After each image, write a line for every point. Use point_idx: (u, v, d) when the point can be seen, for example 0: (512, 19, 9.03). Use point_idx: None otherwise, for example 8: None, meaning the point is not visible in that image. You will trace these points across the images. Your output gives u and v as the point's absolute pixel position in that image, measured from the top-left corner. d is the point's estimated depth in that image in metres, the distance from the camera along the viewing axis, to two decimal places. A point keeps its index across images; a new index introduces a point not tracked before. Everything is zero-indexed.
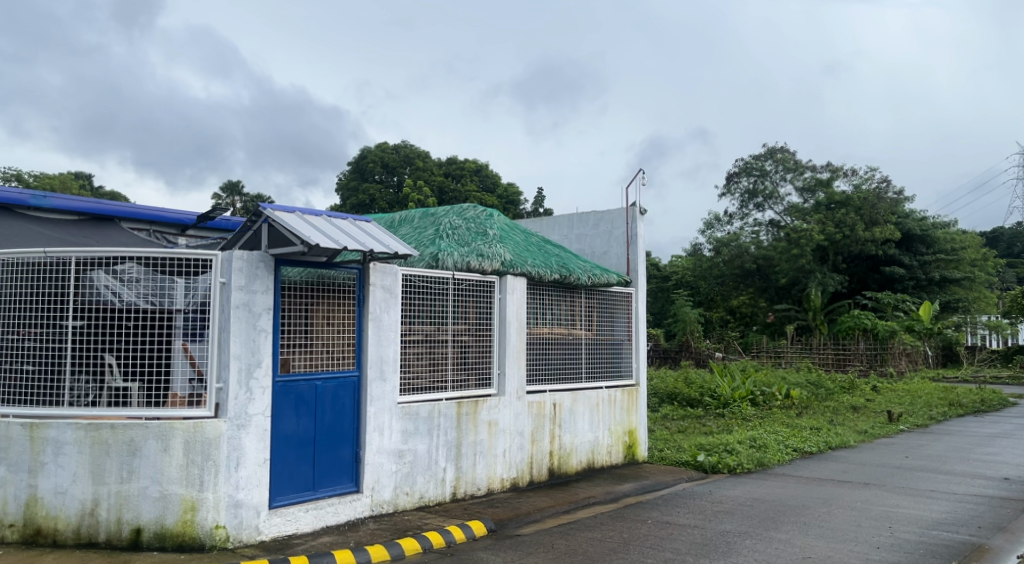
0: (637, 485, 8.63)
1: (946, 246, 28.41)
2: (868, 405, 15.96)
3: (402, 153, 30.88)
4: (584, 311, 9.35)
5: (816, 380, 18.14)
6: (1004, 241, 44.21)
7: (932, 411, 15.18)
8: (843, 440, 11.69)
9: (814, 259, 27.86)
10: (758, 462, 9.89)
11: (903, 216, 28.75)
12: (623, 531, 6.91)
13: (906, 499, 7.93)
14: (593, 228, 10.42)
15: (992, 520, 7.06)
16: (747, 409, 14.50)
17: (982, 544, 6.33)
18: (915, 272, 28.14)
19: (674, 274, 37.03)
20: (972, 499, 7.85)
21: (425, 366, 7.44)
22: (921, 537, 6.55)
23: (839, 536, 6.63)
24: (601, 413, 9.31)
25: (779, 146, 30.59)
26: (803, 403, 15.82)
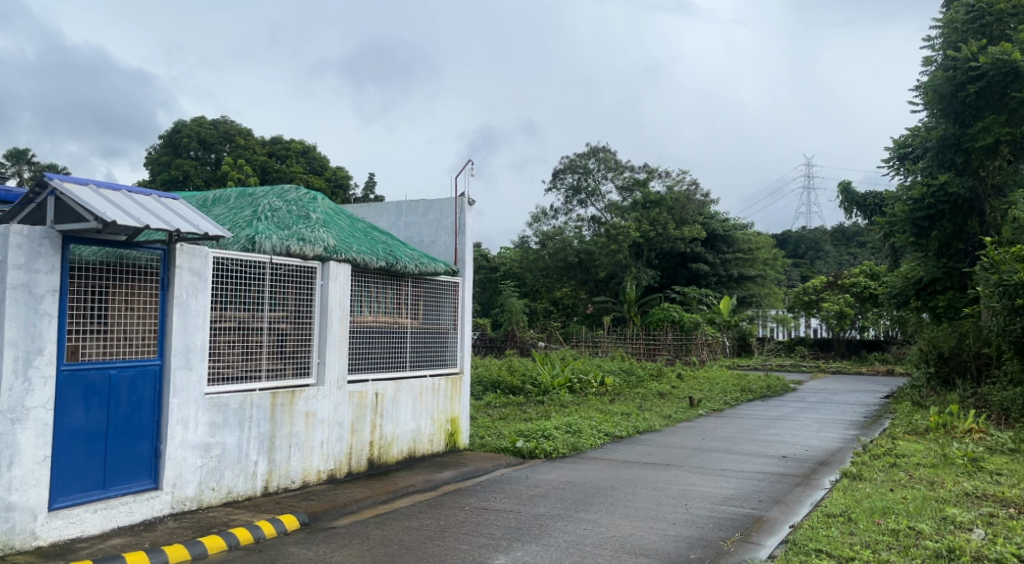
0: (456, 472, 8.72)
1: (744, 246, 31.00)
2: (673, 391, 17.13)
3: (221, 129, 29.05)
4: (409, 300, 9.28)
5: (628, 368, 19.21)
6: (790, 243, 48.93)
7: (727, 396, 16.59)
8: (650, 424, 12.45)
9: (630, 254, 29.43)
10: (572, 447, 10.31)
11: (709, 218, 31.08)
12: (440, 518, 6.94)
13: (701, 478, 8.58)
14: (421, 216, 10.36)
15: (771, 493, 7.80)
16: (565, 396, 15.09)
17: (761, 516, 6.99)
18: (717, 270, 30.49)
19: (501, 265, 37.80)
20: (756, 476, 8.66)
21: (237, 355, 7.06)
22: (712, 512, 7.12)
23: (641, 514, 7.06)
24: (423, 402, 9.30)
25: (602, 147, 31.99)
26: (616, 390, 16.71)
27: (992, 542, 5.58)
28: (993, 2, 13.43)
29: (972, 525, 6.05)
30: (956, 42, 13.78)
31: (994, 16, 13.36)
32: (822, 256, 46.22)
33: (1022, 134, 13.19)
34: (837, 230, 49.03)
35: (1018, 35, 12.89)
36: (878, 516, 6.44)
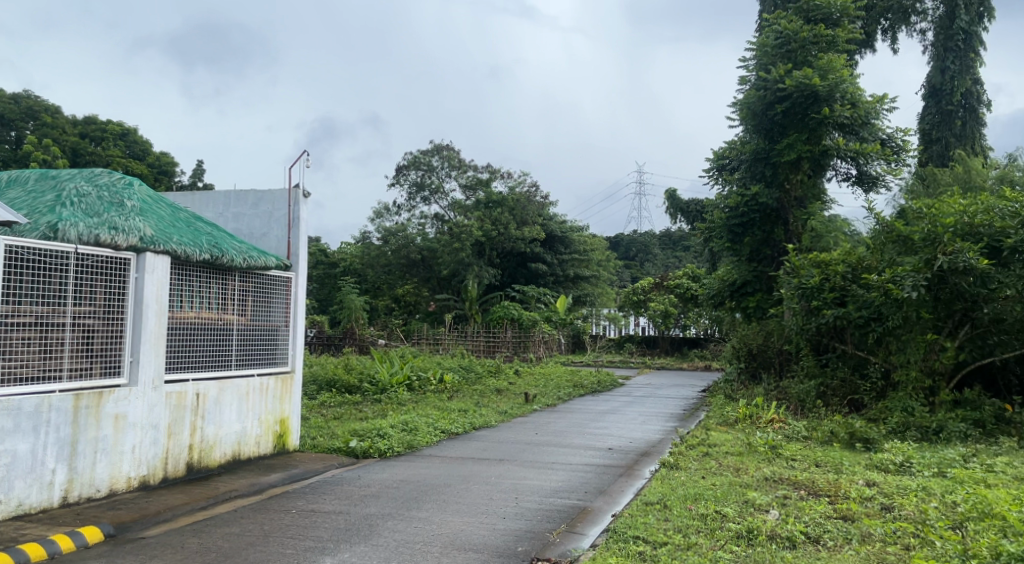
0: (284, 474, 8.39)
1: (580, 247, 32.16)
2: (509, 388, 17.45)
3: (23, 105, 26.30)
4: (237, 295, 8.82)
5: (467, 365, 19.35)
6: (623, 245, 51.27)
7: (560, 392, 17.13)
8: (485, 421, 12.60)
9: (472, 253, 29.65)
10: (407, 444, 10.23)
11: (548, 218, 31.96)
12: (264, 523, 6.66)
13: (532, 472, 8.80)
14: (252, 207, 9.88)
15: (596, 484, 8.13)
16: (402, 394, 14.96)
17: (586, 507, 7.26)
18: (555, 269, 31.45)
19: (340, 261, 36.91)
20: (584, 468, 9.00)
21: (33, 354, 6.42)
22: (540, 504, 7.32)
23: (472, 510, 7.13)
24: (250, 402, 8.88)
25: (445, 145, 32.00)
26: (454, 387, 16.79)
27: (784, 522, 6.12)
28: (798, 30, 14.73)
29: (769, 506, 6.61)
30: (767, 64, 15.00)
31: (798, 43, 14.68)
32: (651, 259, 48.85)
33: (820, 153, 14.57)
34: (665, 234, 51.97)
35: (819, 61, 14.21)
36: (690, 502, 6.87)
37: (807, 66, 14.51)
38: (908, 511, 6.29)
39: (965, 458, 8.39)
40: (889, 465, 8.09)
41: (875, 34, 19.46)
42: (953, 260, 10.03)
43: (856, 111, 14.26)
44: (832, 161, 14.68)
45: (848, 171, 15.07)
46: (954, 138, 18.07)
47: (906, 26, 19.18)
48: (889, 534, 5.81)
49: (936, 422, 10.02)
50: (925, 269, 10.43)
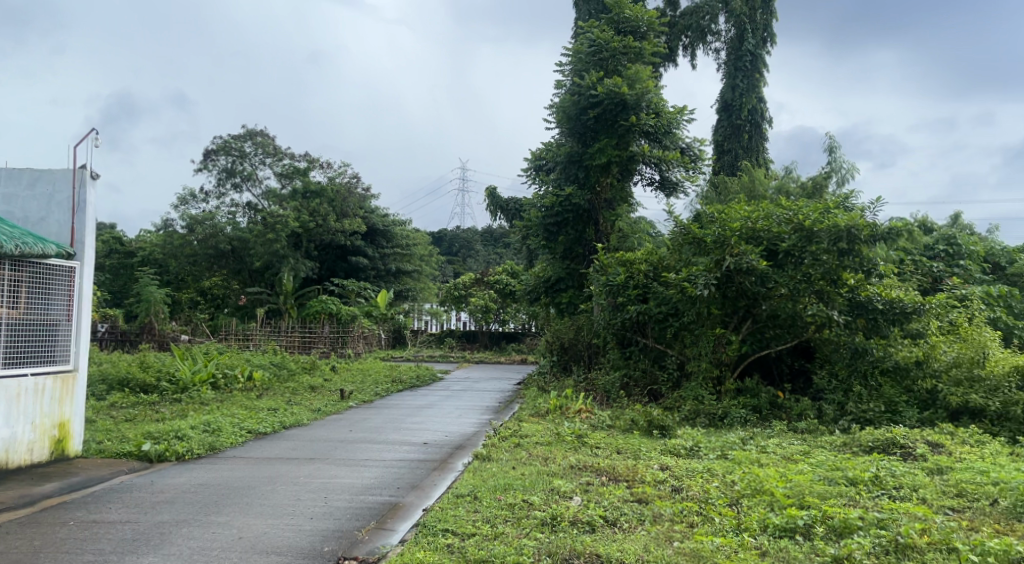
0: (62, 483, 7.64)
1: (402, 241, 31.91)
2: (324, 384, 17.00)
3: None
4: (6, 285, 7.90)
5: (279, 362, 18.59)
6: (446, 240, 51.50)
7: (377, 387, 16.92)
8: (297, 418, 12.18)
9: (288, 244, 28.54)
10: (209, 446, 9.67)
11: (369, 212, 31.49)
12: (34, 538, 6.03)
13: (343, 469, 8.62)
14: (27, 188, 8.88)
15: (409, 480, 8.11)
16: (206, 393, 14.12)
17: (397, 502, 7.21)
18: (376, 264, 30.99)
19: (139, 250, 34.20)
20: (397, 463, 8.95)
21: None
22: (350, 502, 7.18)
23: (276, 512, 6.86)
24: (20, 405, 8.00)
25: (259, 131, 30.56)
26: (265, 384, 16.09)
27: (586, 507, 6.43)
28: (609, 40, 15.50)
29: (573, 493, 6.91)
30: (581, 70, 15.68)
31: (609, 52, 15.47)
32: (474, 255, 49.50)
33: (628, 157, 15.42)
34: (487, 231, 52.80)
35: (627, 72, 15.08)
36: (499, 492, 7.04)
37: (616, 75, 15.33)
38: (693, 491, 6.83)
39: (744, 441, 9.26)
40: (680, 450, 8.76)
41: (677, 50, 20.90)
42: (738, 261, 11.02)
43: (659, 120, 15.18)
44: (638, 166, 15.51)
45: (652, 176, 16.08)
46: (742, 150, 19.81)
47: (703, 44, 20.76)
48: (677, 513, 6.27)
49: (721, 409, 10.99)
50: (716, 269, 11.33)
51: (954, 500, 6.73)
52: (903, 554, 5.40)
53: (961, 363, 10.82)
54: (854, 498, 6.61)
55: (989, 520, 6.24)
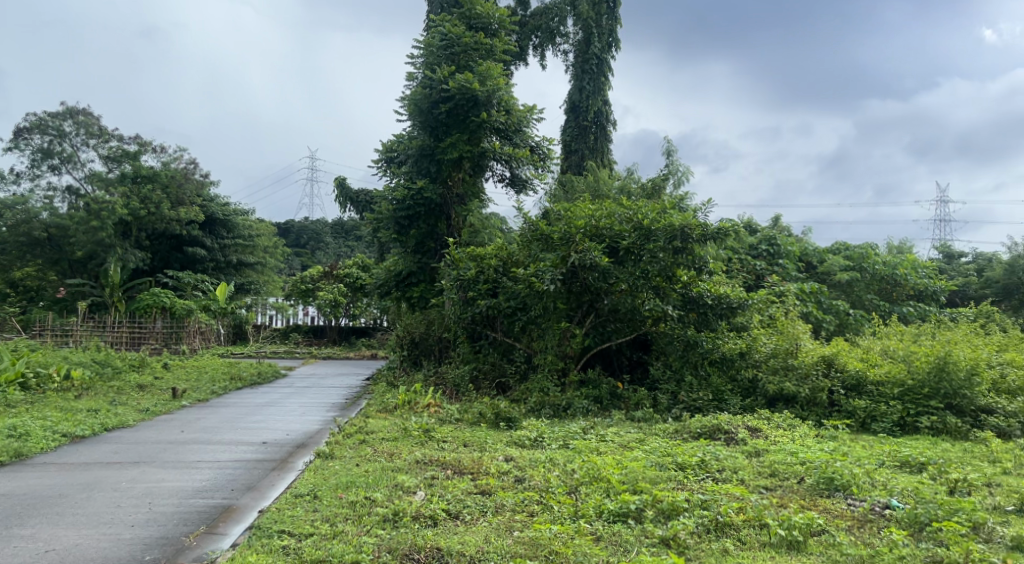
0: None
1: (244, 232, 30.41)
2: (154, 383, 15.92)
3: None
4: None
5: (102, 359, 17.21)
6: (293, 231, 49.59)
7: (213, 385, 16.05)
8: (120, 420, 11.33)
9: (114, 233, 26.51)
10: (14, 452, 8.79)
11: (208, 200, 29.79)
12: None
13: (172, 473, 8.11)
14: None
15: (244, 481, 7.76)
16: (13, 395, 12.83)
17: (230, 505, 6.88)
18: (215, 255, 29.33)
19: None
20: (232, 464, 8.54)
21: None
22: (178, 508, 6.78)
23: (93, 521, 6.36)
24: None
25: (81, 109, 28.13)
26: (85, 383, 14.85)
27: (429, 501, 6.42)
28: (460, 35, 15.54)
29: (416, 488, 6.89)
30: (433, 64, 15.63)
31: (461, 48, 15.52)
32: (322, 247, 48.06)
33: (479, 153, 15.54)
34: (337, 222, 51.34)
35: (479, 67, 15.16)
36: (340, 490, 6.89)
37: (468, 70, 15.38)
38: (535, 481, 7.00)
39: (585, 431, 9.59)
40: (524, 441, 8.94)
41: (527, 49, 21.29)
42: (582, 258, 11.39)
43: (510, 118, 15.55)
44: (490, 162, 15.78)
45: (503, 173, 16.30)
46: (588, 150, 20.48)
47: (552, 46, 21.26)
48: (518, 503, 6.39)
49: (565, 400, 11.32)
50: (562, 265, 11.64)
51: (769, 480, 7.33)
52: (721, 532, 5.86)
53: (778, 353, 11.87)
54: (682, 482, 7.02)
55: (797, 496, 6.85)
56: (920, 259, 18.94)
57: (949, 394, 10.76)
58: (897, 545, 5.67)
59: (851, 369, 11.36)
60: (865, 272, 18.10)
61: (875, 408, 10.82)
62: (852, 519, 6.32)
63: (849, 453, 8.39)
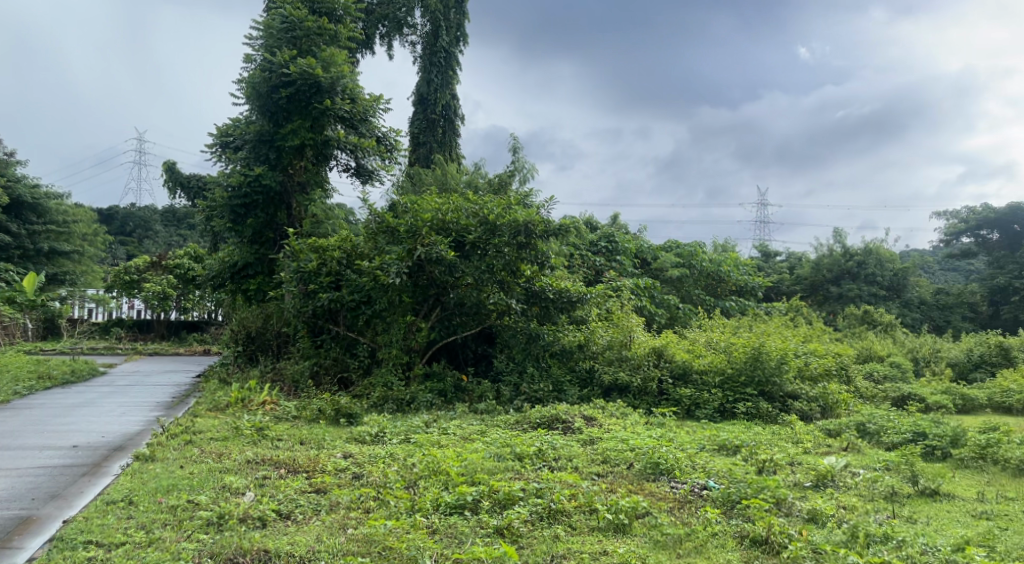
0: None
1: (58, 218, 27.76)
2: None
3: None
4: None
5: None
6: (117, 218, 45.86)
7: (17, 386, 14.56)
8: None
9: None
10: None
11: (14, 181, 26.96)
12: None
13: None
14: None
15: (48, 490, 7.08)
16: None
17: (29, 517, 6.25)
18: (22, 241, 26.65)
19: None
20: (35, 472, 7.77)
21: None
22: None
23: None
24: None
25: None
26: None
27: (258, 502, 6.15)
28: (303, 19, 14.98)
29: (246, 489, 6.58)
30: (273, 47, 14.97)
31: (303, 31, 14.96)
32: (150, 235, 44.83)
33: (322, 141, 15.06)
34: (168, 210, 48.03)
35: (322, 52, 14.74)
36: (160, 495, 6.45)
37: (310, 55, 14.87)
38: (373, 477, 6.88)
39: (427, 424, 9.55)
40: (365, 436, 8.78)
41: (374, 37, 20.87)
42: (428, 251, 11.32)
43: (355, 107, 15.16)
44: (334, 151, 15.39)
45: (347, 163, 15.89)
46: (436, 143, 20.40)
47: (399, 36, 20.98)
48: (354, 500, 6.26)
49: (408, 394, 11.23)
50: (407, 258, 11.52)
51: (600, 466, 7.64)
52: (554, 519, 6.05)
53: (613, 345, 12.44)
54: (519, 471, 7.18)
55: (625, 481, 7.19)
56: (740, 257, 20.47)
57: (762, 381, 11.70)
58: (711, 522, 6.09)
59: (678, 359, 12.12)
60: (694, 269, 19.31)
61: (699, 395, 11.54)
62: (673, 500, 6.72)
63: (673, 438, 8.90)
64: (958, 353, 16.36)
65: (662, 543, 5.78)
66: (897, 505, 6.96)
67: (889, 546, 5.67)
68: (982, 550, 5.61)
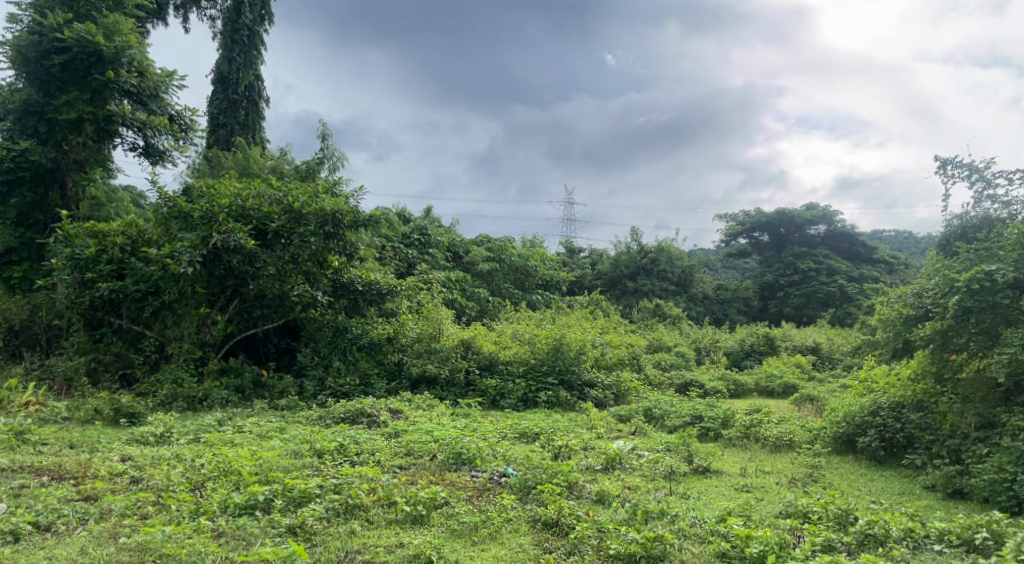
0: None
1: None
2: None
3: None
4: None
5: None
6: None
7: None
8: None
9: None
10: None
11: None
12: None
13: None
14: None
15: None
16: None
17: None
18: None
19: None
20: None
21: None
22: None
23: None
24: None
25: None
26: None
27: (11, 515, 5.53)
28: None
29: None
30: (44, 8, 13.45)
31: None
32: None
33: (104, 116, 13.75)
34: None
35: (103, 19, 13.45)
36: None
37: (90, 21, 13.55)
38: (154, 480, 6.42)
39: (220, 423, 9.05)
40: (148, 437, 8.13)
41: (168, 8, 19.39)
42: (225, 239, 10.72)
43: (144, 81, 14.00)
44: (118, 129, 14.03)
45: (135, 142, 14.63)
46: (238, 125, 19.35)
47: (197, 9, 19.65)
48: (129, 506, 5.80)
49: (201, 391, 10.56)
50: (201, 246, 10.79)
51: (403, 459, 7.63)
52: (350, 514, 5.97)
53: (423, 338, 12.48)
54: (317, 468, 7.00)
55: (426, 473, 7.24)
56: (547, 252, 21.28)
57: (562, 370, 12.27)
58: (506, 509, 6.29)
59: (485, 350, 12.41)
60: (503, 263, 19.79)
61: (504, 386, 11.85)
62: (473, 489, 6.86)
63: (476, 428, 9.08)
64: (733, 343, 18.11)
65: (458, 531, 5.88)
66: (674, 483, 7.59)
67: (663, 520, 6.16)
68: (740, 519, 6.26)
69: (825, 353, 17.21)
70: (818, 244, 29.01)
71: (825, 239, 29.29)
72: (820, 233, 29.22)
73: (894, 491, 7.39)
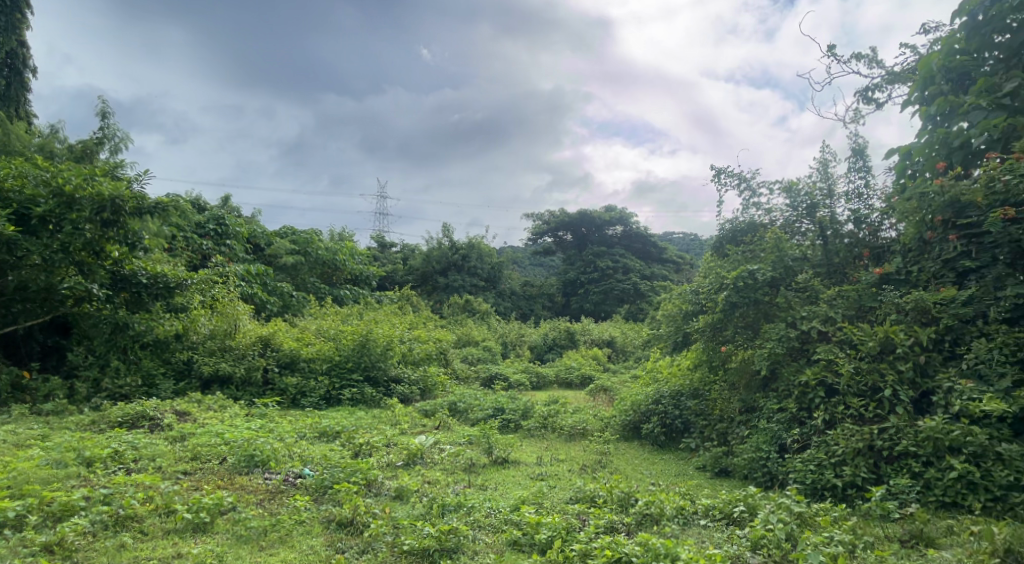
0: None
1: None
2: None
3: None
4: None
5: None
6: None
7: None
8: None
9: None
10: None
11: None
12: None
13: None
14: None
15: None
16: None
17: None
18: None
19: None
20: None
21: None
22: None
23: None
24: None
25: None
26: None
27: None
28: None
29: None
30: None
31: None
32: None
33: None
34: None
35: None
36: None
37: None
38: None
39: None
40: None
41: None
42: None
43: None
44: None
45: None
46: None
47: None
48: None
49: None
50: None
51: (188, 464, 7.15)
52: (121, 526, 5.49)
53: (216, 335, 11.87)
54: (84, 478, 6.37)
55: (213, 477, 6.83)
56: (356, 246, 20.86)
57: (367, 367, 12.12)
58: (299, 510, 6.08)
59: (286, 348, 11.96)
60: (309, 256, 19.08)
61: (306, 384, 11.48)
62: (264, 492, 6.57)
63: (273, 428, 8.71)
64: (536, 337, 18.76)
65: (244, 537, 5.59)
66: (472, 475, 7.71)
67: (459, 512, 6.23)
68: (533, 507, 6.48)
69: (619, 346, 18.32)
70: (616, 244, 30.78)
71: (622, 239, 31.16)
72: (617, 233, 31.05)
73: (670, 473, 7.99)
